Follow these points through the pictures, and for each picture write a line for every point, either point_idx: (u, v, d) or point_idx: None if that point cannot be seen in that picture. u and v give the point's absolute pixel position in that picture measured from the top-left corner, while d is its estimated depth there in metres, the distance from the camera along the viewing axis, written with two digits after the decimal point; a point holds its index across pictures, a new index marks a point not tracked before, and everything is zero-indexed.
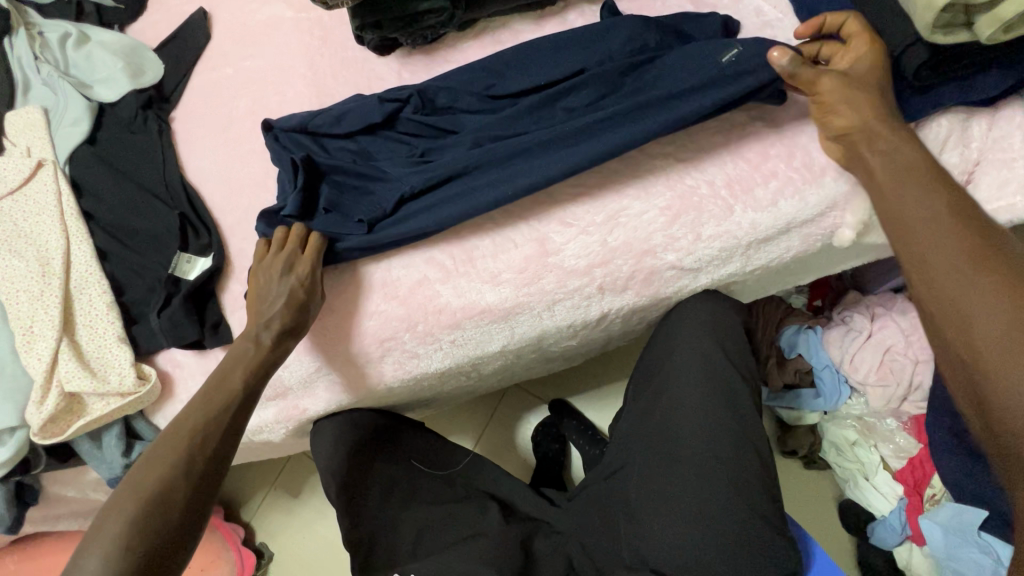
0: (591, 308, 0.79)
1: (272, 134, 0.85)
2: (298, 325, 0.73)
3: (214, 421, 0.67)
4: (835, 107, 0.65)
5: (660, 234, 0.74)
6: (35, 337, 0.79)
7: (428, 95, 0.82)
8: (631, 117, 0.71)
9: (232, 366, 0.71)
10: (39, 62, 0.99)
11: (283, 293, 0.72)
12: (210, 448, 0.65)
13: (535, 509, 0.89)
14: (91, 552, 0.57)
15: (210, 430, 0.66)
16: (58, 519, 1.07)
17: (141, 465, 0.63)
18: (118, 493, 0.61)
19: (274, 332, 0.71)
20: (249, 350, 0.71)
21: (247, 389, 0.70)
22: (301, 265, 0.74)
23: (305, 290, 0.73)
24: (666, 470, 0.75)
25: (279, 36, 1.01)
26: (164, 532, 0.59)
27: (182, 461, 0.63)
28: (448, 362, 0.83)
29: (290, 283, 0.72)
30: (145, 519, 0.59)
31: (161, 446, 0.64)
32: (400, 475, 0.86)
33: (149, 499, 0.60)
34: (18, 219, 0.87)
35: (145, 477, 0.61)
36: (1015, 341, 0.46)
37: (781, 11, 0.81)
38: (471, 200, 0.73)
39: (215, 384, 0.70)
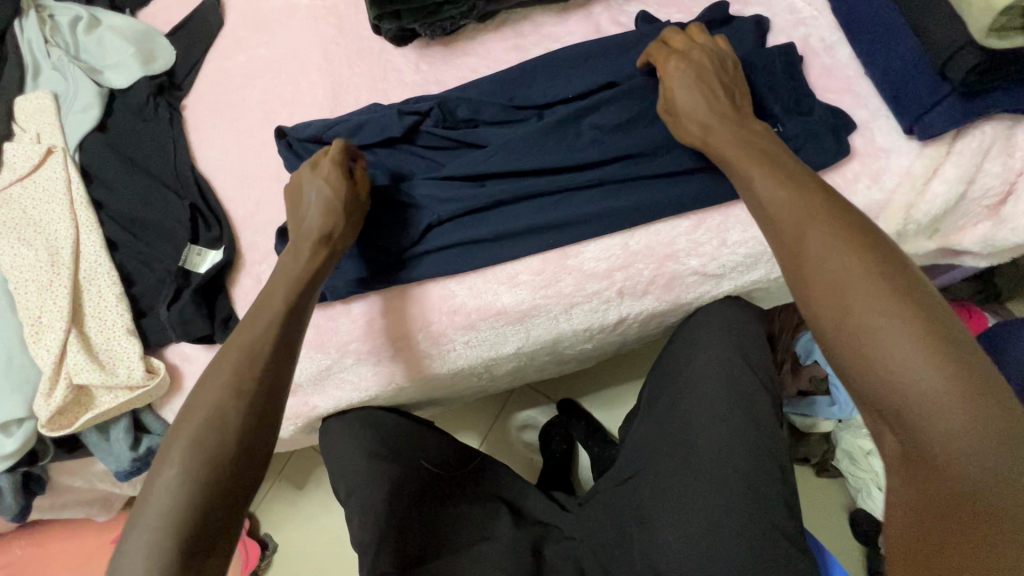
0: (609, 312, 0.77)
1: (286, 142, 0.83)
2: (331, 229, 0.70)
3: (262, 343, 0.61)
4: (688, 136, 0.69)
5: (684, 238, 0.73)
6: (44, 327, 0.79)
7: (449, 108, 0.79)
8: (664, 162, 0.73)
9: (276, 284, 0.67)
10: (50, 46, 0.97)
11: (316, 198, 0.70)
12: (261, 369, 0.59)
13: (545, 512, 0.88)
14: (159, 486, 0.52)
15: (258, 350, 0.60)
16: (64, 506, 1.07)
17: (196, 391, 0.58)
18: (181, 421, 0.56)
19: (312, 240, 0.69)
20: (289, 263, 0.68)
21: (289, 307, 0.65)
22: (324, 164, 0.72)
23: (334, 188, 0.70)
24: (682, 479, 0.74)
25: (293, 25, 0.99)
26: (228, 459, 0.54)
27: (235, 386, 0.57)
28: (461, 363, 0.81)
29: (327, 181, 0.71)
30: (203, 447, 0.54)
31: (212, 373, 0.59)
32: (405, 476, 0.81)
33: (208, 428, 0.55)
34: (28, 206, 0.86)
35: (200, 406, 0.56)
36: (845, 268, 0.52)
37: (815, 9, 0.77)
38: (505, 249, 0.75)
39: (256, 306, 0.65)
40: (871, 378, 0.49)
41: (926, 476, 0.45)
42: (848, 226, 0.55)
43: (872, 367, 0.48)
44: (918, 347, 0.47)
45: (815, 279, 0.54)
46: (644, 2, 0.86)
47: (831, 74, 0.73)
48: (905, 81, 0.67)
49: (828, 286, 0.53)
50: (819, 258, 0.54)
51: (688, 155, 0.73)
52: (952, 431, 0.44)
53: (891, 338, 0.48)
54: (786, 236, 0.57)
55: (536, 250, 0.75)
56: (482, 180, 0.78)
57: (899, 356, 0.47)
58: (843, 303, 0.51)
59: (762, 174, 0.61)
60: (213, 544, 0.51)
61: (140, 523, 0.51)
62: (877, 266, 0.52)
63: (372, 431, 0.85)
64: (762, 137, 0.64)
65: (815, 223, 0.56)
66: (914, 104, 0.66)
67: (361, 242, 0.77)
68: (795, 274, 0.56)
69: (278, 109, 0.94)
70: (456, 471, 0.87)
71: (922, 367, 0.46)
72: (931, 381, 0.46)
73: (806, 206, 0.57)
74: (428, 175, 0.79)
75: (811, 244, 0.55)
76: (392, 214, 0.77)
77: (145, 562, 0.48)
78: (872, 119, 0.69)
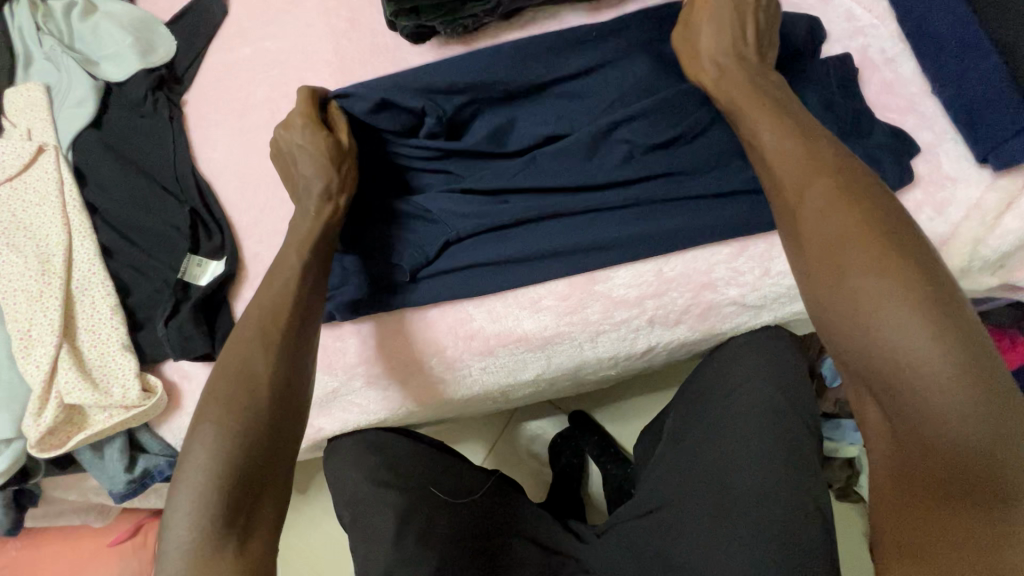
0: (637, 341, 0.72)
1: None
2: (331, 182, 0.66)
3: (284, 300, 0.60)
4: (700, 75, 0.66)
5: (723, 266, 0.69)
6: (33, 341, 0.74)
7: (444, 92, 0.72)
8: (705, 183, 0.69)
9: (289, 244, 0.64)
10: (42, 34, 0.91)
11: (306, 157, 0.67)
12: (285, 325, 0.59)
13: (559, 542, 0.82)
14: (199, 442, 0.52)
15: (281, 308, 0.60)
16: (58, 515, 1.03)
17: (226, 350, 0.58)
18: (215, 377, 0.56)
19: (317, 198, 0.66)
20: (301, 222, 0.65)
21: (309, 261, 0.63)
22: (296, 124, 0.68)
23: (319, 143, 0.67)
24: (712, 518, 0.68)
25: (303, 17, 0.92)
26: (264, 413, 0.54)
27: (263, 343, 0.57)
28: (477, 389, 0.76)
29: (307, 142, 0.67)
30: (237, 403, 0.53)
31: (240, 331, 0.58)
32: (415, 503, 0.76)
33: (242, 386, 0.54)
34: (17, 209, 0.80)
35: (230, 365, 0.56)
36: (841, 226, 0.51)
37: (875, 16, 0.73)
38: (527, 271, 0.70)
39: (271, 268, 0.63)
40: (860, 342, 0.49)
41: (904, 434, 0.47)
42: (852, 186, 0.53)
43: (862, 332, 0.48)
44: (911, 312, 0.46)
45: (813, 241, 0.53)
46: None
47: (891, 90, 0.70)
48: (982, 105, 0.64)
49: (823, 243, 0.52)
50: (813, 217, 0.53)
51: (731, 175, 0.69)
52: (934, 395, 0.45)
53: (883, 305, 0.47)
54: (787, 195, 0.56)
55: (561, 275, 0.70)
56: (504, 196, 0.73)
57: (890, 323, 0.47)
58: (838, 261, 0.51)
59: (773, 132, 0.58)
60: (258, 493, 0.52)
61: (184, 480, 0.51)
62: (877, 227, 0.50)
63: (380, 453, 0.81)
64: (782, 98, 0.61)
65: (817, 187, 0.54)
66: (995, 130, 0.63)
67: (374, 259, 0.72)
68: (792, 235, 0.55)
69: (286, 108, 0.89)
70: (464, 499, 0.80)
71: (913, 333, 0.46)
72: (920, 348, 0.45)
73: (811, 165, 0.55)
74: (445, 188, 0.74)
75: (810, 205, 0.53)
76: (404, 230, 0.73)
77: (196, 516, 0.49)
78: (937, 142, 0.67)
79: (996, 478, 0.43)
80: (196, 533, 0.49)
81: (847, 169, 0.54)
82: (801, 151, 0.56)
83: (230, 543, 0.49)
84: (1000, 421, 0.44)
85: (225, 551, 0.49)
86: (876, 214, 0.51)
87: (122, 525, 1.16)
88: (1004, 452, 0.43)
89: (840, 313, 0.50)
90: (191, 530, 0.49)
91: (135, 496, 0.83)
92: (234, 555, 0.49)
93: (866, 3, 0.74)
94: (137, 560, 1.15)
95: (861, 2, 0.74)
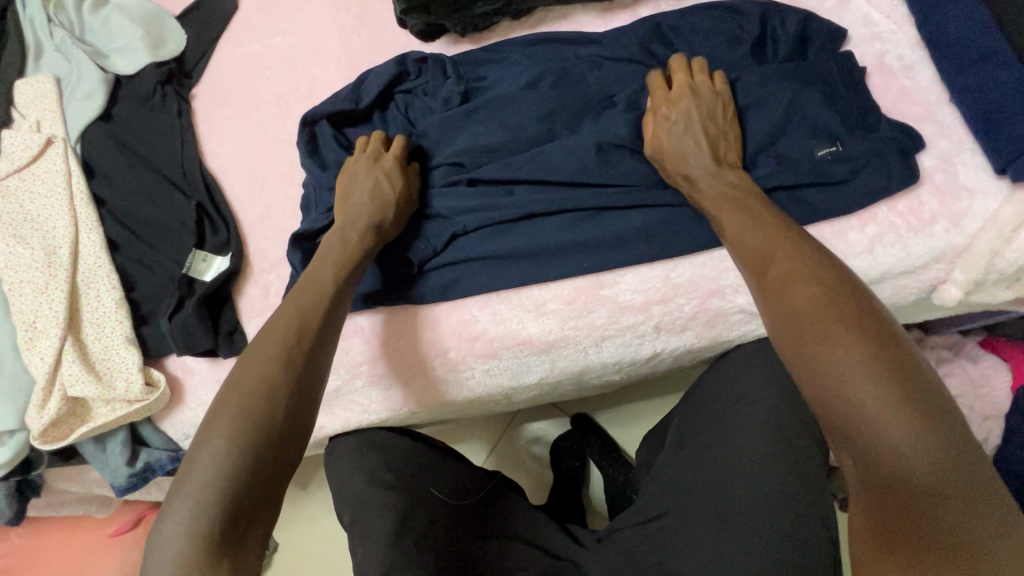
0: (643, 347, 0.72)
1: (308, 134, 0.79)
2: (380, 226, 0.69)
3: (309, 314, 0.60)
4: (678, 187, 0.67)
5: (732, 273, 0.68)
6: (38, 333, 0.74)
7: (429, 90, 0.80)
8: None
9: (323, 261, 0.65)
10: (53, 26, 0.91)
11: (368, 188, 0.70)
12: (308, 345, 0.58)
13: (561, 547, 0.80)
14: (201, 450, 0.50)
15: (307, 324, 0.60)
16: (61, 505, 1.03)
17: (242, 359, 0.57)
18: (229, 384, 0.54)
19: (360, 228, 0.68)
20: (336, 245, 0.67)
21: (339, 288, 0.64)
22: (386, 159, 0.72)
23: (391, 183, 0.70)
24: (713, 529, 0.67)
25: (313, 13, 0.92)
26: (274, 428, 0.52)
27: (280, 355, 0.56)
28: (479, 391, 0.75)
29: (398, 176, 0.71)
30: (250, 412, 0.52)
31: (258, 343, 0.58)
32: (414, 504, 0.75)
33: (255, 395, 0.53)
34: (24, 200, 0.80)
35: (246, 374, 0.55)
36: (799, 284, 0.52)
37: (893, 22, 0.73)
38: (535, 270, 0.70)
39: (305, 281, 0.64)
40: (826, 405, 0.46)
41: (885, 496, 0.42)
42: (812, 251, 0.54)
43: (826, 396, 0.46)
44: (871, 371, 0.45)
45: (775, 309, 0.52)
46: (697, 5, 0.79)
47: (909, 98, 0.69)
48: (1002, 115, 0.63)
49: (783, 299, 0.52)
50: (777, 271, 0.54)
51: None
52: (910, 452, 0.41)
53: (845, 360, 0.46)
54: (754, 258, 0.56)
55: (568, 275, 0.69)
56: (509, 186, 0.73)
57: (853, 382, 0.45)
58: (797, 315, 0.50)
59: (720, 185, 0.63)
60: (253, 512, 0.49)
61: (182, 489, 0.49)
62: (832, 291, 0.50)
63: (381, 453, 0.81)
64: (743, 184, 0.63)
65: (779, 246, 0.55)
66: (1012, 143, 0.62)
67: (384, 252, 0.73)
68: (760, 299, 0.54)
69: (294, 104, 0.88)
70: (464, 501, 0.80)
71: (877, 393, 0.43)
72: (886, 406, 0.43)
73: (773, 237, 0.56)
74: (446, 183, 0.74)
75: (774, 276, 0.53)
76: (412, 224, 0.74)
77: (190, 527, 0.46)
78: (955, 153, 0.65)
79: (982, 537, 0.39)
80: (190, 546, 0.46)
81: (806, 241, 0.55)
82: (758, 212, 0.59)
83: (224, 558, 0.46)
84: (971, 480, 0.41)
85: (218, 567, 0.46)
86: (835, 275, 0.52)
87: (124, 516, 1.15)
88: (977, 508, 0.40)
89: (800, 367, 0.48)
90: (183, 541, 0.46)
91: (135, 490, 0.83)
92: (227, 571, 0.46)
93: (885, 8, 0.73)
94: (136, 552, 1.13)
95: (879, 8, 0.74)
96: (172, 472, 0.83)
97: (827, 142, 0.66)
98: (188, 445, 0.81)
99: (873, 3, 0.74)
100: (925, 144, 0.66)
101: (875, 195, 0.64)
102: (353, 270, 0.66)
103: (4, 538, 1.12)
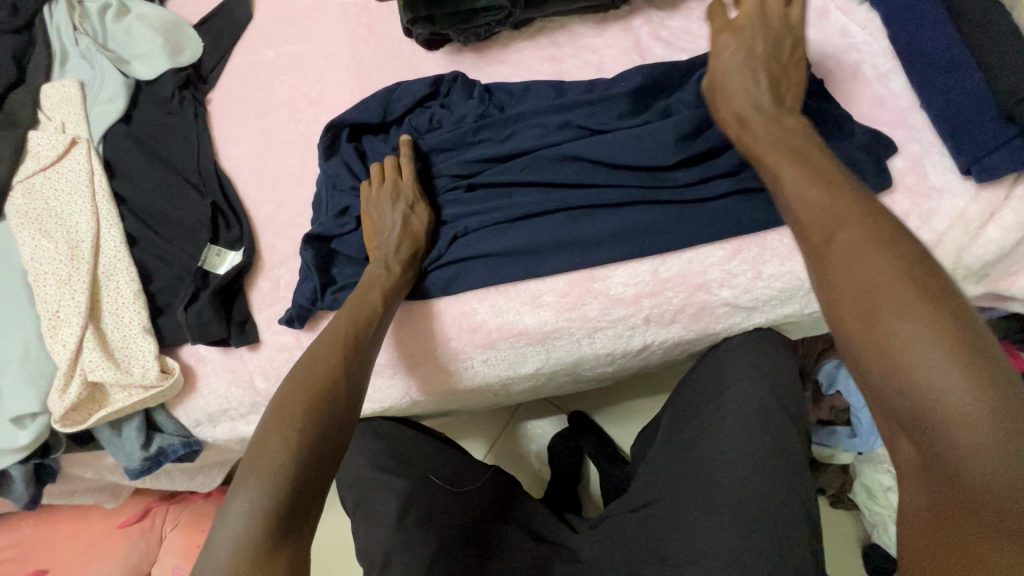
0: (633, 338, 0.75)
1: (330, 139, 0.83)
2: (416, 253, 0.74)
3: (360, 329, 0.66)
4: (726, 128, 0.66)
5: (717, 268, 0.71)
6: (61, 322, 0.78)
7: (449, 105, 0.83)
8: (698, 187, 0.73)
9: (369, 286, 0.70)
10: (78, 34, 0.97)
11: (397, 222, 0.74)
12: (356, 356, 0.64)
13: (554, 532, 0.83)
14: (272, 441, 0.54)
15: (357, 339, 0.65)
16: (73, 493, 1.06)
17: (301, 367, 0.61)
18: (287, 391, 0.58)
19: (403, 256, 0.73)
20: (382, 275, 0.71)
21: (383, 308, 0.69)
22: (406, 192, 0.76)
23: (420, 215, 0.76)
24: (700, 511, 0.70)
25: (324, 22, 0.97)
26: (330, 431, 0.57)
27: (338, 364, 0.61)
28: (478, 379, 0.79)
29: (422, 208, 0.76)
30: (307, 416, 0.56)
31: (318, 350, 0.63)
32: (415, 489, 0.79)
33: (318, 396, 0.58)
34: (50, 197, 0.85)
35: (310, 376, 0.60)
36: (871, 265, 0.44)
37: (868, 34, 0.78)
38: (534, 268, 0.74)
39: (355, 301, 0.69)
40: (890, 389, 0.41)
41: (948, 506, 0.38)
42: (886, 228, 0.45)
43: (897, 383, 0.40)
44: (956, 364, 0.38)
45: (842, 282, 0.45)
46: (686, 18, 0.84)
47: (882, 105, 0.74)
48: (967, 120, 0.67)
49: (854, 284, 0.44)
50: (842, 251, 0.46)
51: (721, 180, 0.72)
52: (991, 460, 0.36)
53: (933, 367, 0.39)
54: (813, 229, 0.49)
55: (562, 270, 0.73)
56: (509, 189, 0.78)
57: (939, 386, 0.38)
58: (875, 306, 0.42)
59: (758, 148, 0.59)
60: (306, 508, 0.52)
61: (244, 482, 0.51)
62: (914, 266, 0.42)
63: (383, 442, 0.85)
64: (800, 131, 0.58)
65: (846, 222, 0.47)
66: (976, 146, 0.66)
67: None
68: (818, 281, 0.47)
69: (305, 108, 0.93)
70: (461, 488, 0.83)
71: (970, 409, 0.37)
72: (964, 405, 0.37)
73: (838, 204, 0.49)
74: (448, 189, 0.79)
75: (843, 244, 0.46)
76: None
77: (250, 519, 0.49)
78: (925, 155, 0.70)
79: None
80: (249, 540, 0.48)
81: (878, 207, 0.47)
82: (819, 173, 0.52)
83: (284, 546, 0.49)
84: None
85: (277, 555, 0.48)
86: (918, 259, 0.43)
87: (132, 507, 1.20)
88: None
89: (872, 366, 0.42)
90: (240, 536, 0.48)
91: (147, 474, 0.86)
92: (287, 559, 0.49)
93: (861, 21, 0.79)
94: (145, 542, 1.18)
95: (856, 21, 0.79)
96: (183, 458, 0.87)
97: None
98: (200, 431, 0.86)
99: (850, 17, 0.80)
100: (898, 148, 0.71)
101: None
102: (397, 291, 0.71)
103: (14, 528, 1.15)
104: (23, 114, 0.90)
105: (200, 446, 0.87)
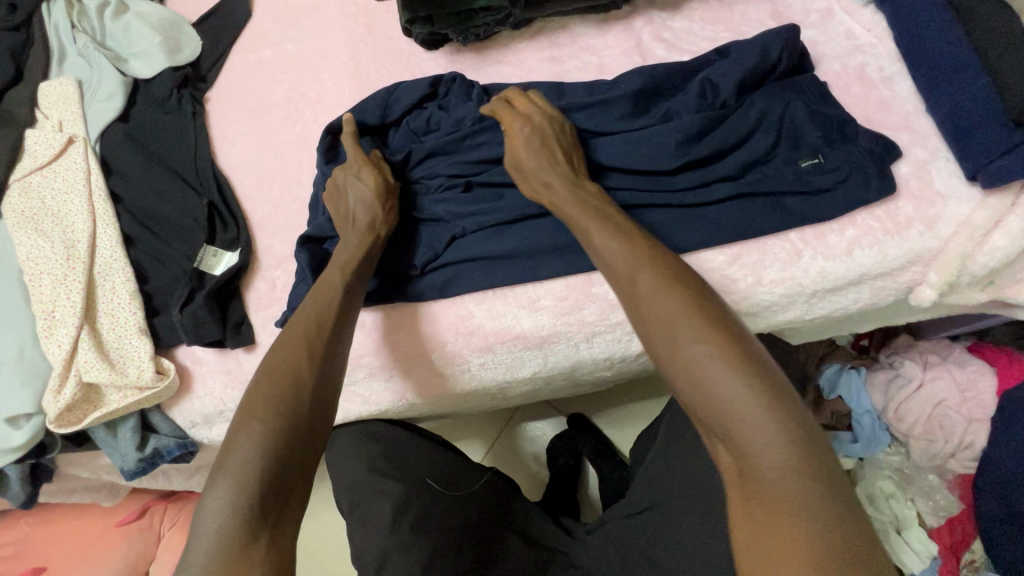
0: (632, 343, 0.75)
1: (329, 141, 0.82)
2: (374, 218, 0.71)
3: (323, 310, 0.64)
4: (537, 196, 0.69)
5: (718, 273, 0.70)
6: (56, 322, 0.77)
7: (449, 105, 0.82)
8: (700, 190, 0.71)
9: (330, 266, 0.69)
10: (76, 32, 0.96)
11: (351, 196, 0.73)
12: (323, 338, 0.62)
13: (550, 537, 0.83)
14: (242, 437, 0.53)
15: (319, 322, 0.63)
16: (71, 492, 1.06)
17: (269, 357, 0.60)
18: (256, 383, 0.58)
19: (361, 227, 0.71)
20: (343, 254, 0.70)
21: (345, 285, 0.67)
22: (351, 165, 0.75)
23: (371, 178, 0.73)
24: (697, 518, 0.70)
25: (323, 21, 0.96)
26: (304, 423, 0.56)
27: (301, 349, 0.60)
28: (473, 383, 0.78)
29: (369, 172, 0.73)
30: (279, 410, 0.55)
31: (284, 336, 0.62)
32: (410, 493, 0.78)
33: (285, 389, 0.57)
34: (46, 196, 0.84)
35: (275, 368, 0.59)
36: (664, 299, 0.54)
37: (874, 36, 0.77)
38: (531, 271, 0.73)
39: (318, 285, 0.67)
40: (693, 397, 0.49)
41: (753, 487, 0.45)
42: (671, 269, 0.56)
43: (696, 392, 0.49)
44: (731, 368, 0.48)
45: (648, 316, 0.54)
46: (687, 18, 0.83)
47: (887, 108, 0.72)
48: (973, 124, 0.66)
49: (655, 316, 0.53)
50: (645, 290, 0.55)
51: (724, 184, 0.71)
52: (766, 438, 0.45)
53: (715, 373, 0.48)
54: (624, 274, 0.57)
55: (560, 274, 0.73)
56: (502, 190, 0.77)
57: (721, 386, 0.48)
58: (672, 331, 0.52)
59: (568, 206, 0.65)
60: (280, 503, 0.52)
61: (218, 478, 0.51)
62: (693, 297, 0.53)
63: (379, 444, 0.84)
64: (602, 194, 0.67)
65: (645, 267, 0.56)
66: (981, 152, 0.65)
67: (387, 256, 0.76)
68: (634, 316, 0.56)
69: (303, 108, 0.92)
70: (457, 492, 0.82)
71: (745, 402, 0.47)
72: (740, 398, 0.47)
73: (640, 254, 0.58)
74: (443, 188, 0.77)
75: (645, 285, 0.55)
76: (407, 232, 0.78)
77: (224, 515, 0.49)
78: (930, 160, 0.69)
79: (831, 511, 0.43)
80: (222, 535, 0.48)
81: (664, 256, 0.58)
82: (620, 231, 0.61)
83: (258, 541, 0.49)
84: (819, 465, 0.45)
85: (250, 551, 0.48)
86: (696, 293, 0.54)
87: (130, 506, 1.20)
88: (827, 487, 0.44)
89: (678, 379, 0.51)
90: (215, 532, 0.49)
91: (144, 475, 0.85)
92: (261, 554, 0.49)
93: (866, 23, 0.78)
94: (143, 540, 1.18)
95: (861, 23, 0.78)
96: (180, 459, 0.87)
97: (808, 153, 0.70)
98: (196, 432, 0.85)
99: (855, 19, 0.78)
100: (902, 152, 0.69)
101: (853, 201, 0.68)
102: (358, 260, 0.69)
103: (14, 525, 1.15)
104: (20, 113, 0.89)
105: (196, 447, 0.87)
